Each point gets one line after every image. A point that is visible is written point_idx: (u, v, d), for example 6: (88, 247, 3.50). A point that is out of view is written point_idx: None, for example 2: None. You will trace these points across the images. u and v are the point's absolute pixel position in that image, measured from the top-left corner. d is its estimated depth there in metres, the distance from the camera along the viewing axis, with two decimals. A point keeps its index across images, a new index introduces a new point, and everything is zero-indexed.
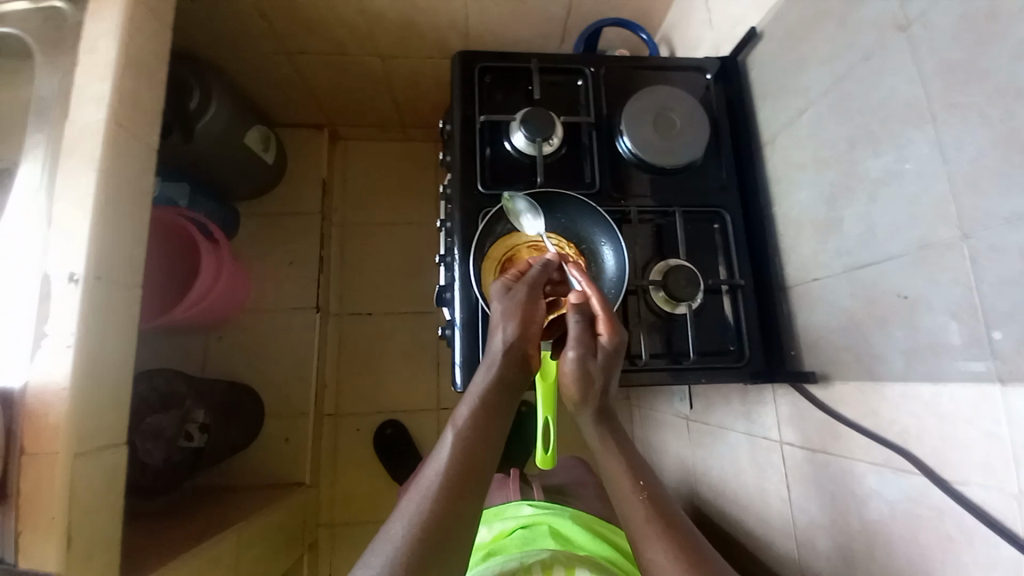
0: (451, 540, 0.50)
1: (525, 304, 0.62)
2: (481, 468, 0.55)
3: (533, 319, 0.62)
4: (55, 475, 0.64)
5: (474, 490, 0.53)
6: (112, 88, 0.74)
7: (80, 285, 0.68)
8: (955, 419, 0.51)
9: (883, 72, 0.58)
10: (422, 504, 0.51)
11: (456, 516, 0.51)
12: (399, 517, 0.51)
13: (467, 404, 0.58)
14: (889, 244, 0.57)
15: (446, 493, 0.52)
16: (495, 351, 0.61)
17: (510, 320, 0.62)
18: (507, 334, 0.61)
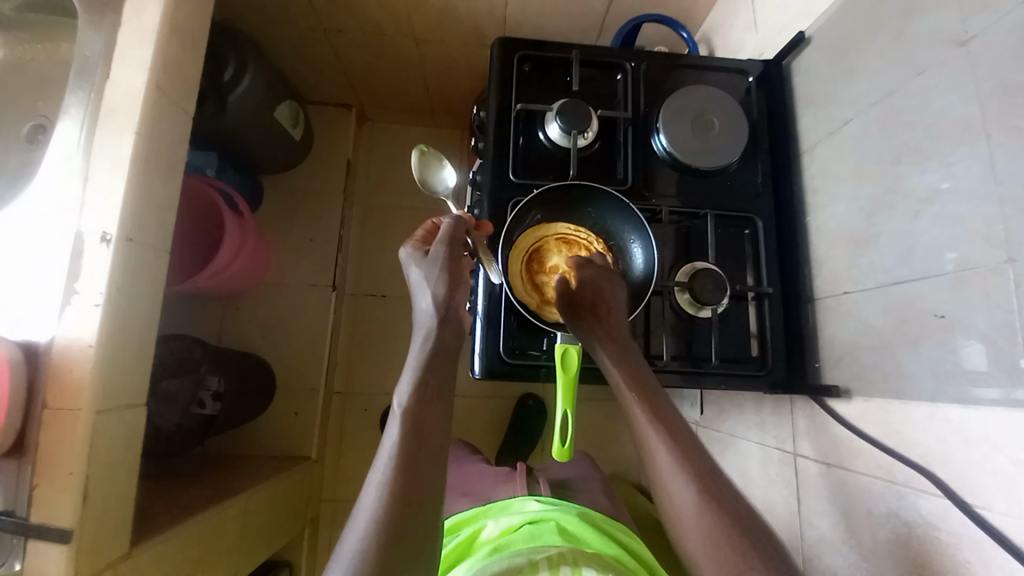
0: (418, 523, 0.52)
1: (447, 259, 0.66)
2: (428, 442, 0.58)
3: (451, 273, 0.66)
4: (76, 430, 0.65)
5: (428, 468, 0.56)
6: (155, 53, 0.75)
7: (112, 246, 0.69)
8: (984, 445, 0.49)
9: (937, 86, 0.56)
10: (379, 492, 0.53)
11: (413, 496, 0.53)
12: (360, 510, 0.53)
13: (408, 383, 0.61)
14: (929, 263, 0.56)
15: (402, 477, 0.54)
16: (424, 319, 0.66)
17: (432, 283, 0.66)
18: (427, 299, 0.66)
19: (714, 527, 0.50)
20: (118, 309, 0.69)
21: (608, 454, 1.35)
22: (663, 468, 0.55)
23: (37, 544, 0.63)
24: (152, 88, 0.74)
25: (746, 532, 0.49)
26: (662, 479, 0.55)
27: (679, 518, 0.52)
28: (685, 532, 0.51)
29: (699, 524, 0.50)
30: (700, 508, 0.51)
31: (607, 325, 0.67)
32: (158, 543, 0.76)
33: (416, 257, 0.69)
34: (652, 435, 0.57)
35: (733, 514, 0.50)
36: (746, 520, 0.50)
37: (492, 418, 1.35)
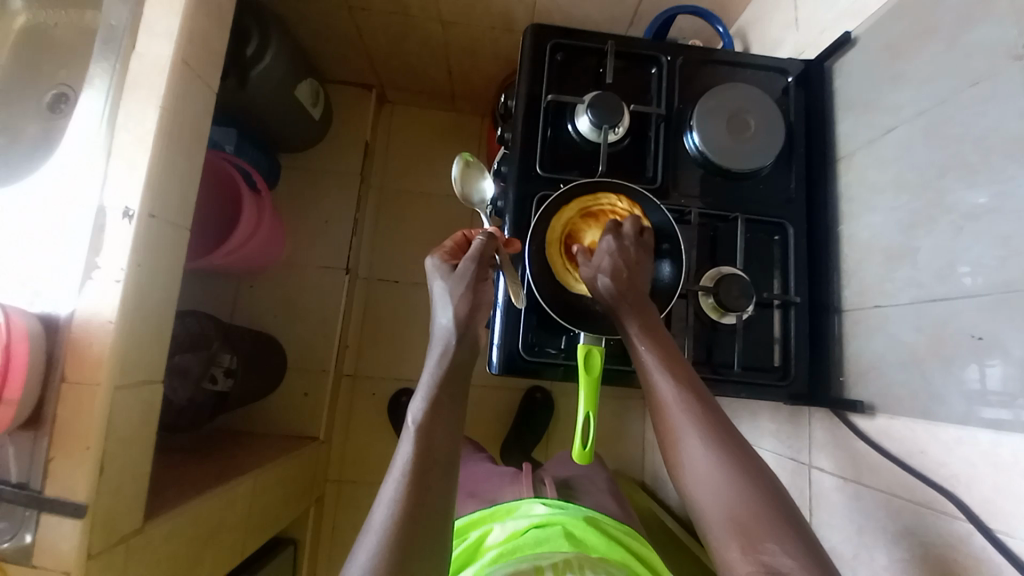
0: (425, 535, 0.53)
1: (473, 279, 0.66)
2: (440, 460, 0.57)
3: (474, 294, 0.66)
4: (94, 405, 0.65)
5: (439, 486, 0.56)
6: (181, 25, 0.73)
7: (134, 222, 0.68)
8: (1013, 473, 0.48)
9: (992, 99, 0.53)
10: (390, 510, 0.53)
11: (424, 512, 0.54)
12: (370, 527, 0.53)
13: (420, 400, 0.61)
14: (969, 283, 0.54)
15: (414, 494, 0.54)
16: (441, 334, 0.64)
17: (455, 300, 0.65)
18: (447, 315, 0.65)
19: (721, 473, 0.52)
20: (137, 286, 0.69)
21: (614, 451, 1.35)
22: (671, 416, 0.56)
23: (52, 516, 0.64)
24: (176, 61, 0.73)
25: (752, 479, 0.51)
26: (670, 429, 0.56)
27: (687, 464, 0.54)
28: (692, 478, 0.53)
29: (703, 466, 0.53)
30: (707, 453, 0.53)
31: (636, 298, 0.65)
32: (169, 517, 0.77)
33: (443, 270, 0.68)
34: (662, 387, 0.59)
35: (741, 462, 0.52)
36: (753, 467, 0.52)
37: (499, 410, 1.35)
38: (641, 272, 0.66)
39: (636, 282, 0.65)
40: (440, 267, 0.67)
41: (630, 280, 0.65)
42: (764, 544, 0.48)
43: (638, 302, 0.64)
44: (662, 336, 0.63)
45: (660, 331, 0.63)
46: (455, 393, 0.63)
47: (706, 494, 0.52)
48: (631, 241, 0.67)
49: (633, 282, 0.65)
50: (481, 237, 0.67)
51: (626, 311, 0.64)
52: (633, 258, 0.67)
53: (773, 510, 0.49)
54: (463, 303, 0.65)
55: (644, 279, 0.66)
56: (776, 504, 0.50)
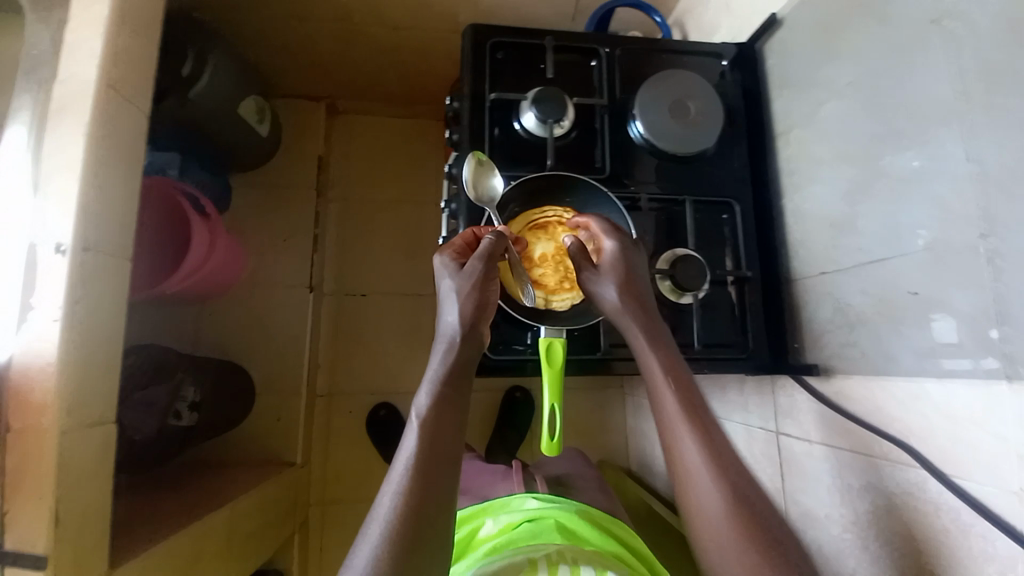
0: (429, 534, 0.52)
1: (481, 278, 0.65)
2: (446, 456, 0.57)
3: (480, 292, 0.66)
4: (45, 452, 0.62)
5: (445, 481, 0.56)
6: (104, 47, 0.70)
7: (69, 256, 0.65)
8: (960, 419, 0.51)
9: (912, 69, 0.56)
10: (393, 505, 0.53)
11: (427, 510, 0.53)
12: (374, 523, 0.52)
13: (426, 392, 0.61)
14: (907, 243, 0.57)
15: (419, 489, 0.54)
16: (446, 332, 0.64)
17: (462, 299, 0.65)
18: (454, 313, 0.65)
19: (716, 478, 0.54)
20: (79, 323, 0.66)
21: (597, 441, 1.36)
22: (669, 420, 0.59)
23: (13, 569, 0.61)
24: (103, 85, 0.69)
25: (733, 484, 0.53)
26: (667, 429, 0.59)
27: (683, 464, 0.56)
28: (687, 479, 0.55)
29: (703, 475, 0.54)
30: (700, 454, 0.55)
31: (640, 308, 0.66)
32: (140, 560, 0.73)
33: (451, 268, 0.67)
34: (665, 395, 0.60)
35: (724, 464, 0.55)
36: (734, 471, 0.55)
37: (481, 413, 1.35)
38: (637, 283, 0.67)
39: (633, 292, 0.66)
40: (447, 263, 0.67)
41: (631, 296, 0.66)
42: (746, 547, 0.50)
43: (644, 318, 0.65)
44: (666, 344, 0.64)
45: (666, 340, 0.64)
46: (462, 391, 0.62)
47: (701, 489, 0.54)
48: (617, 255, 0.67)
49: (636, 301, 0.66)
50: (493, 235, 0.66)
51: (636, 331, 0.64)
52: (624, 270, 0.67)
53: (744, 501, 0.52)
54: (466, 300, 0.65)
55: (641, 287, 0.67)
56: (748, 504, 0.52)
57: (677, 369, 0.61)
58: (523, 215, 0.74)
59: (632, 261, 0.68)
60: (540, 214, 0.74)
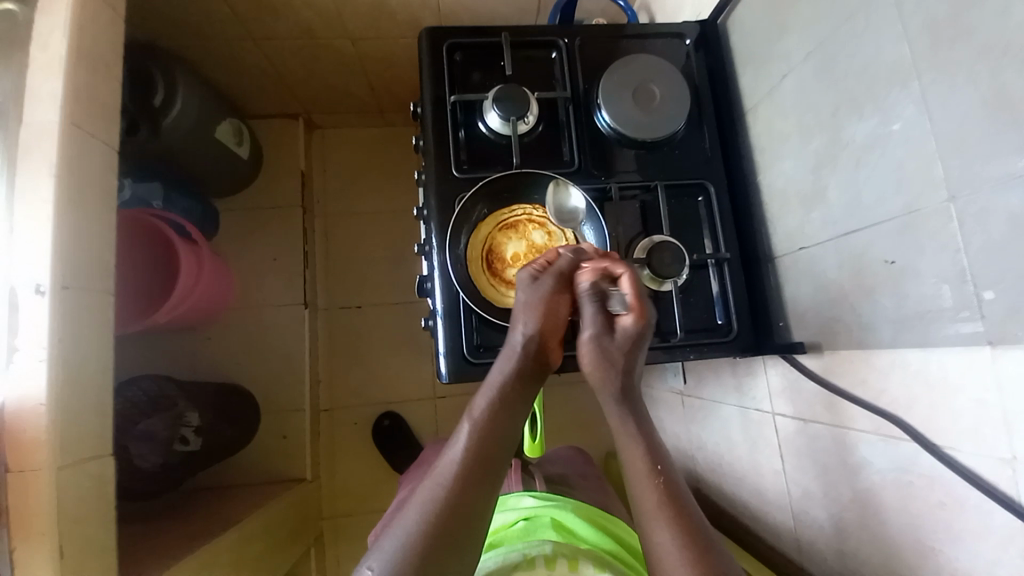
0: (461, 535, 0.52)
1: (548, 296, 0.65)
2: (489, 469, 0.56)
3: (550, 309, 0.65)
4: (39, 490, 0.63)
5: (482, 496, 0.55)
6: (64, 86, 0.70)
7: (48, 295, 0.66)
8: (943, 386, 0.50)
9: (867, 32, 0.55)
10: (427, 502, 0.53)
11: (458, 519, 0.53)
12: (407, 514, 0.53)
13: (480, 401, 0.60)
14: (877, 211, 0.56)
15: (454, 496, 0.54)
16: (513, 343, 0.64)
17: (531, 313, 0.64)
18: (526, 328, 0.64)
19: (679, 538, 0.53)
20: (64, 362, 0.67)
21: (602, 434, 1.36)
22: (633, 477, 0.58)
23: None
24: (65, 125, 0.70)
25: (697, 542, 0.53)
26: (632, 488, 0.58)
27: (649, 527, 0.55)
28: (654, 541, 0.54)
29: (667, 537, 0.54)
30: (663, 516, 0.55)
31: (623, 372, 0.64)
32: None
33: (530, 286, 0.66)
34: (627, 431, 0.62)
35: (689, 524, 0.54)
36: (697, 530, 0.54)
37: None
38: (631, 372, 0.64)
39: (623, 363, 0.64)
40: (522, 275, 0.67)
41: (618, 378, 0.64)
42: None
43: (620, 395, 0.64)
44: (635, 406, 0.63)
45: (637, 403, 0.64)
46: (516, 403, 0.61)
47: (665, 549, 0.53)
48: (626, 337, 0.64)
49: (619, 362, 0.64)
50: (568, 254, 0.67)
51: (607, 398, 0.64)
52: (625, 348, 0.64)
53: (704, 553, 0.52)
54: (535, 320, 0.64)
55: (633, 366, 0.64)
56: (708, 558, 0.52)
57: (642, 413, 0.63)
58: (492, 216, 0.74)
59: (636, 352, 0.65)
60: (509, 214, 0.74)
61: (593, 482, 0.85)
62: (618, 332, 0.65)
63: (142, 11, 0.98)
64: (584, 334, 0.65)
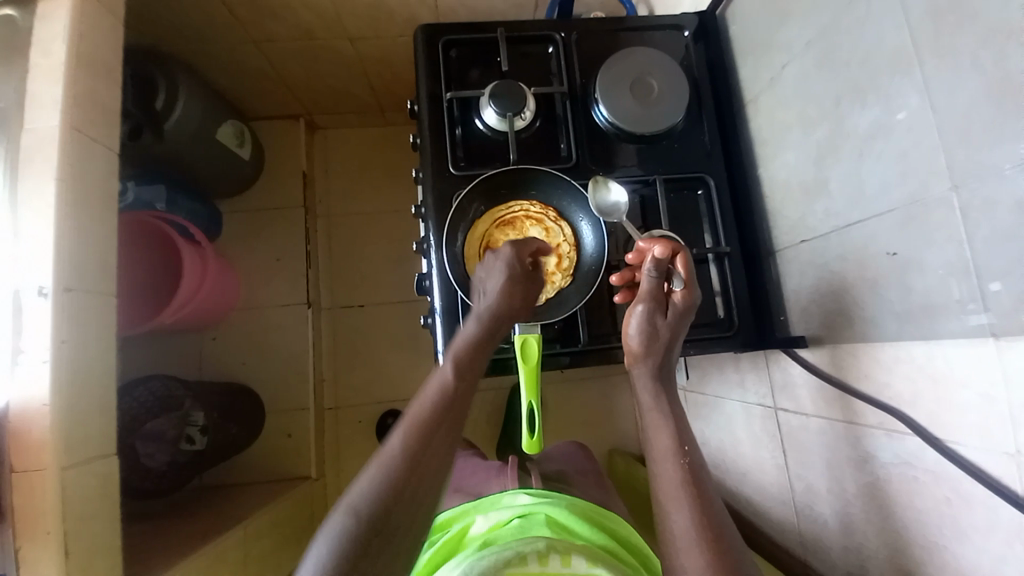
0: (427, 469, 0.53)
1: (521, 273, 0.67)
2: (456, 413, 0.58)
3: (519, 287, 0.67)
4: (46, 491, 0.64)
5: (439, 459, 0.55)
6: (64, 91, 0.71)
7: (51, 298, 0.67)
8: (948, 380, 0.49)
9: (868, 19, 0.54)
10: (381, 467, 0.52)
11: (415, 483, 0.52)
12: (360, 480, 0.52)
13: (441, 371, 0.61)
14: (879, 203, 0.55)
15: (416, 446, 0.54)
16: (479, 305, 0.65)
17: (500, 281, 0.66)
18: (493, 293, 0.65)
19: (698, 516, 0.52)
20: (67, 364, 0.68)
21: (606, 431, 1.35)
22: (659, 454, 0.58)
23: None
24: (66, 130, 0.71)
25: (715, 519, 0.52)
26: (655, 465, 0.58)
27: (667, 506, 0.54)
28: (668, 519, 0.54)
29: (683, 514, 0.53)
30: (683, 495, 0.54)
31: (668, 347, 0.66)
32: None
33: (490, 262, 0.68)
34: (653, 416, 0.62)
35: (706, 503, 0.53)
36: (714, 511, 0.53)
37: (488, 412, 1.35)
38: (671, 351, 0.65)
39: (671, 339, 0.65)
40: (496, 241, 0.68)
41: (660, 354, 0.65)
42: None
43: (656, 370, 0.65)
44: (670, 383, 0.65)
45: (669, 383, 0.65)
46: (483, 353, 0.63)
47: (677, 524, 0.52)
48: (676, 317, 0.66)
49: (669, 336, 0.65)
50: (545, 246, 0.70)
51: (643, 371, 0.65)
52: (675, 326, 0.65)
53: (716, 531, 0.51)
54: (495, 293, 0.65)
55: (677, 346, 0.66)
56: (722, 540, 0.51)
57: (674, 396, 0.63)
58: (490, 213, 0.73)
59: (680, 333, 0.66)
60: (506, 210, 0.73)
61: (595, 479, 0.84)
62: (670, 309, 0.66)
63: (143, 16, 0.99)
64: (638, 305, 0.66)
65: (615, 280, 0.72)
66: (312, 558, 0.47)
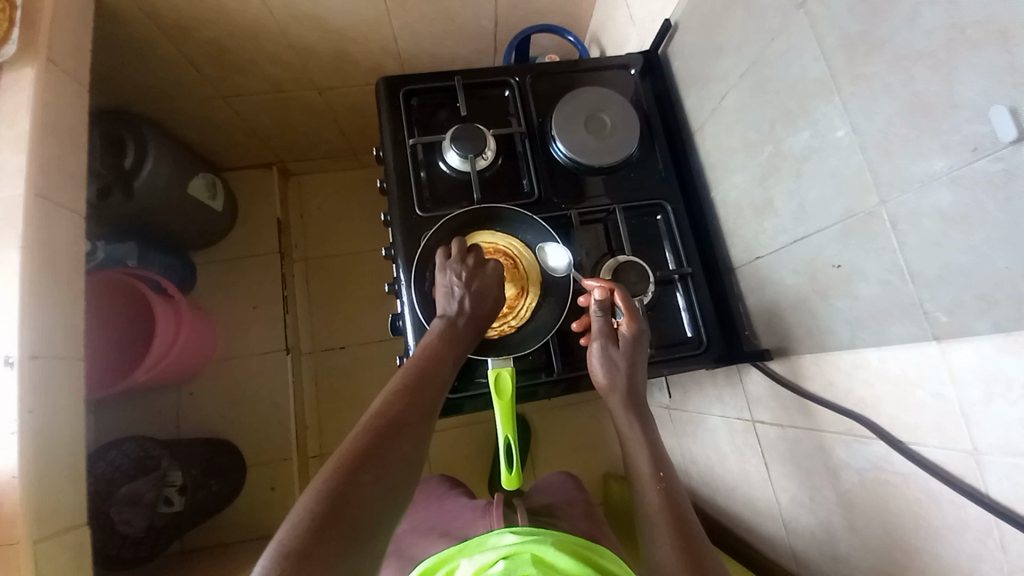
0: (394, 449, 0.51)
1: (473, 271, 0.68)
2: (426, 399, 0.58)
3: (476, 285, 0.67)
4: (19, 567, 0.62)
5: (416, 436, 0.54)
6: (30, 161, 0.72)
7: (17, 367, 0.65)
8: (901, 381, 0.51)
9: (791, 53, 0.59)
10: (357, 441, 0.50)
11: (393, 459, 0.50)
12: (335, 455, 0.49)
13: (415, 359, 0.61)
14: (820, 218, 0.58)
15: (384, 425, 0.52)
16: (445, 300, 0.67)
17: (460, 280, 0.67)
18: (454, 290, 0.67)
19: (678, 545, 0.53)
20: (36, 432, 0.66)
21: (596, 456, 1.35)
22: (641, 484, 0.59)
23: None
24: (33, 197, 0.71)
25: (694, 547, 0.53)
26: (639, 490, 0.59)
27: (654, 539, 0.55)
28: (653, 550, 0.54)
29: (665, 545, 0.53)
30: (664, 527, 0.54)
31: (632, 379, 0.66)
32: None
33: (452, 269, 0.68)
34: (634, 437, 0.62)
35: (684, 531, 0.54)
36: (694, 539, 0.53)
37: (476, 446, 1.33)
38: (636, 379, 0.66)
39: (634, 372, 0.66)
40: (454, 243, 0.69)
41: (626, 383, 0.65)
42: None
43: (628, 400, 0.64)
44: (642, 406, 0.65)
45: (644, 407, 0.65)
46: (453, 346, 0.64)
47: (659, 553, 0.53)
48: (627, 345, 0.67)
49: (629, 365, 0.66)
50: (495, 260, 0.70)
51: (617, 404, 0.65)
52: (631, 354, 0.67)
53: (697, 556, 0.52)
54: (467, 300, 0.67)
55: (642, 380, 0.67)
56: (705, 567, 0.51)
57: (649, 420, 0.64)
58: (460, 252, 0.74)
59: (640, 361, 0.67)
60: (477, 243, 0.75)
61: (584, 509, 0.83)
62: (621, 336, 0.67)
63: (112, 79, 1.01)
64: (593, 343, 0.68)
65: (576, 326, 0.73)
66: (279, 538, 0.43)
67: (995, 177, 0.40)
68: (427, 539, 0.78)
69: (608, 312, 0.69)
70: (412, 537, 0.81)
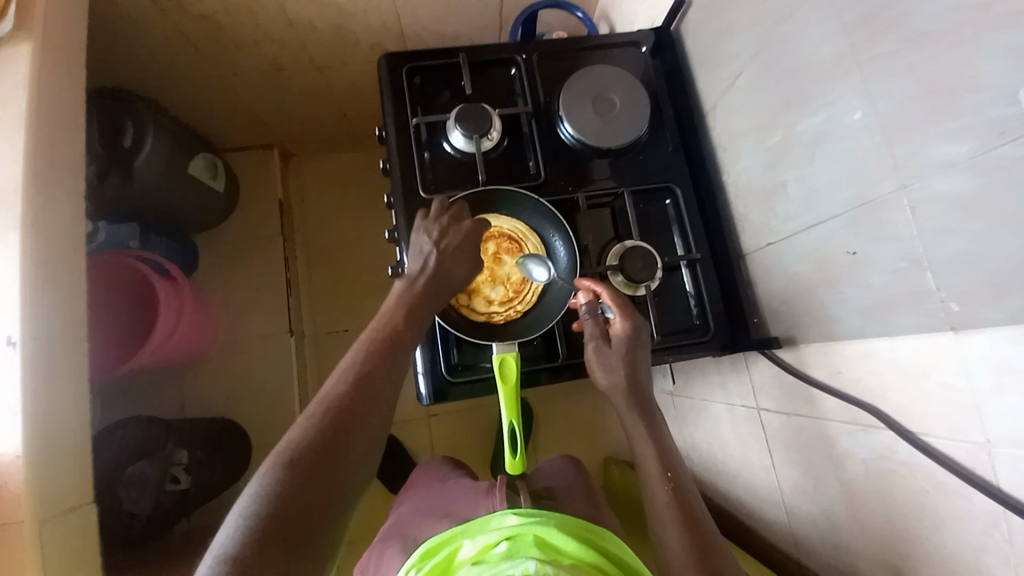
0: (343, 439, 0.52)
1: (447, 227, 0.67)
2: (379, 384, 0.57)
3: (445, 242, 0.66)
4: (23, 545, 0.62)
5: (368, 424, 0.54)
6: (25, 142, 0.70)
7: (19, 349, 0.65)
8: (912, 370, 0.50)
9: (808, 30, 0.56)
10: (306, 432, 0.51)
11: (342, 451, 0.52)
12: (283, 446, 0.51)
13: (371, 334, 0.61)
14: (833, 204, 0.57)
15: (334, 416, 0.53)
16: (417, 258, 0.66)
17: (432, 236, 0.67)
18: (422, 249, 0.66)
19: (683, 533, 0.54)
20: (38, 413, 0.66)
21: (597, 440, 1.35)
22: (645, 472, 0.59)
23: None
24: (31, 179, 0.70)
25: (698, 535, 0.54)
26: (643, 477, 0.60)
27: (661, 528, 0.56)
28: (660, 536, 0.55)
29: (672, 532, 0.55)
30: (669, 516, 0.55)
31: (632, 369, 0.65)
32: None
33: (424, 227, 0.67)
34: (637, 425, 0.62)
35: (689, 520, 0.55)
36: (698, 528, 0.55)
37: (477, 429, 1.34)
38: (637, 375, 0.65)
39: (631, 360, 0.65)
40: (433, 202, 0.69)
41: (624, 382, 0.65)
42: None
43: (632, 395, 0.64)
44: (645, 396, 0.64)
45: (645, 395, 0.65)
46: (415, 322, 0.62)
47: (666, 541, 0.55)
48: (620, 335, 0.66)
49: (626, 358, 0.65)
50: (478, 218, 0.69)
51: (621, 402, 0.64)
52: (625, 346, 0.66)
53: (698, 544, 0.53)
54: (433, 257, 0.66)
55: (642, 370, 0.66)
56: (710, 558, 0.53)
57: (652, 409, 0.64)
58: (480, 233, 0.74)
59: (638, 355, 0.66)
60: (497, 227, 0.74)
61: (585, 493, 0.83)
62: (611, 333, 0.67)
63: (107, 57, 0.99)
64: (588, 347, 0.68)
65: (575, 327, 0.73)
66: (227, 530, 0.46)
67: (1019, 162, 0.38)
68: (429, 520, 0.79)
69: (596, 313, 0.69)
70: (415, 518, 0.82)
